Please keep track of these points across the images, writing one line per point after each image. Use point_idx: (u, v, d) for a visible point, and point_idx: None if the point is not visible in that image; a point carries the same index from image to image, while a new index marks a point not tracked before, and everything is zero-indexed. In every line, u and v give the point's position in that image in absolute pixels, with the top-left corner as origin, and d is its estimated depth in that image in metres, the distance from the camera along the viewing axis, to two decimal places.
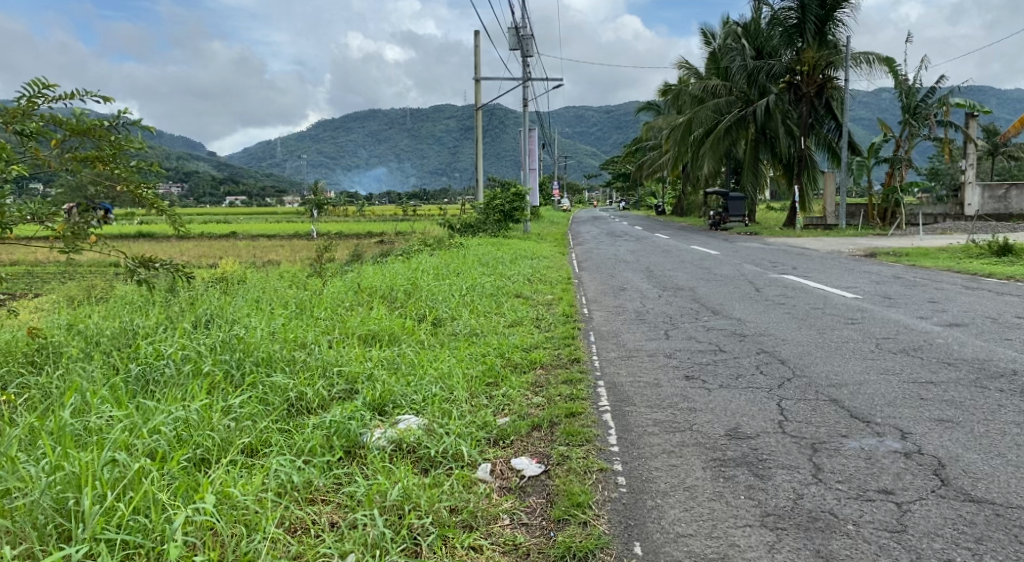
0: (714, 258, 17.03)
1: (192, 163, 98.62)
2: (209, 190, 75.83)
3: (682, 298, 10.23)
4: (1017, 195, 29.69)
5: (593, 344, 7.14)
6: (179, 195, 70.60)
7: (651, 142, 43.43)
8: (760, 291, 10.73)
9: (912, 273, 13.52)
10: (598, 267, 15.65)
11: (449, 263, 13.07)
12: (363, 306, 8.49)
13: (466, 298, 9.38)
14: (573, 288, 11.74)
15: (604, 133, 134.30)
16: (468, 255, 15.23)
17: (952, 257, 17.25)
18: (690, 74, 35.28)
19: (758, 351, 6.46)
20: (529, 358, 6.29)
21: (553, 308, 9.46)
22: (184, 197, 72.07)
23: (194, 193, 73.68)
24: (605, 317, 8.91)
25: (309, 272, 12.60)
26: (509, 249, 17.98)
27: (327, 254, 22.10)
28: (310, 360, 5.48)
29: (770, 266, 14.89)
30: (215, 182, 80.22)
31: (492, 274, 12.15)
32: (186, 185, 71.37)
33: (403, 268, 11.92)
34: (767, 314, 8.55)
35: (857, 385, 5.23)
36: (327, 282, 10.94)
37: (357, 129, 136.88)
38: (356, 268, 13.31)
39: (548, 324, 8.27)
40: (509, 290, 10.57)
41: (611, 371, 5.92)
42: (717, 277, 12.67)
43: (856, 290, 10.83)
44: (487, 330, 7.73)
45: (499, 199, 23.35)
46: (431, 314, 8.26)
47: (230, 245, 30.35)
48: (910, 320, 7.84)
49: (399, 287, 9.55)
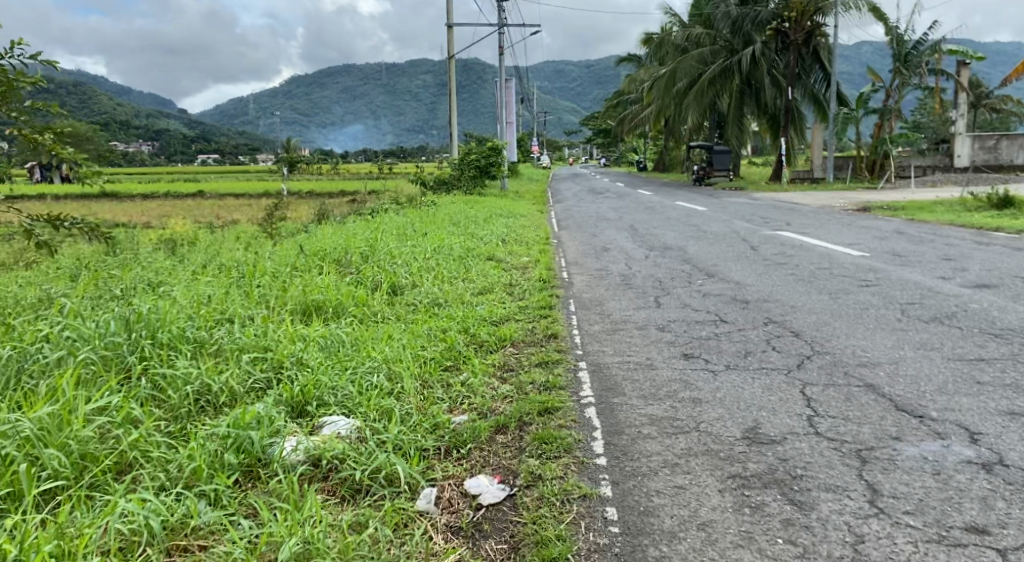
0: (701, 214, 16.11)
1: (165, 121, 96.16)
2: (183, 149, 73.85)
3: (671, 259, 9.27)
4: (1006, 146, 28.99)
5: (574, 315, 6.20)
6: (149, 154, 68.59)
7: (632, 96, 42.20)
8: (755, 250, 9.79)
9: (915, 228, 12.62)
10: (580, 225, 14.68)
11: (420, 223, 12.02)
12: (312, 272, 7.50)
13: (432, 261, 8.40)
14: (552, 249, 10.77)
15: (584, 90, 132.32)
16: (440, 214, 14.13)
17: (949, 210, 16.40)
18: (673, 23, 33.98)
19: (767, 322, 5.54)
20: (498, 333, 5.35)
21: (528, 272, 8.48)
22: (155, 155, 70.15)
23: (167, 152, 71.71)
24: (587, 282, 7.93)
25: (265, 233, 11.53)
26: (485, 207, 16.89)
27: (294, 215, 20.88)
28: (228, 339, 4.56)
29: (762, 222, 13.96)
30: (186, 140, 78.16)
31: (464, 235, 11.12)
32: (158, 143, 69.43)
33: (364, 228, 10.90)
34: (768, 276, 7.61)
35: (894, 364, 4.32)
36: (282, 244, 9.92)
37: (333, 86, 134.04)
38: (316, 230, 12.23)
39: (523, 291, 7.30)
40: (481, 252, 9.60)
41: (595, 351, 4.97)
42: (707, 235, 11.71)
43: (860, 247, 9.93)
44: (454, 299, 6.79)
45: (475, 154, 22.17)
46: (391, 280, 7.30)
47: (196, 204, 29.03)
48: (931, 281, 6.94)
49: (355, 250, 8.55)
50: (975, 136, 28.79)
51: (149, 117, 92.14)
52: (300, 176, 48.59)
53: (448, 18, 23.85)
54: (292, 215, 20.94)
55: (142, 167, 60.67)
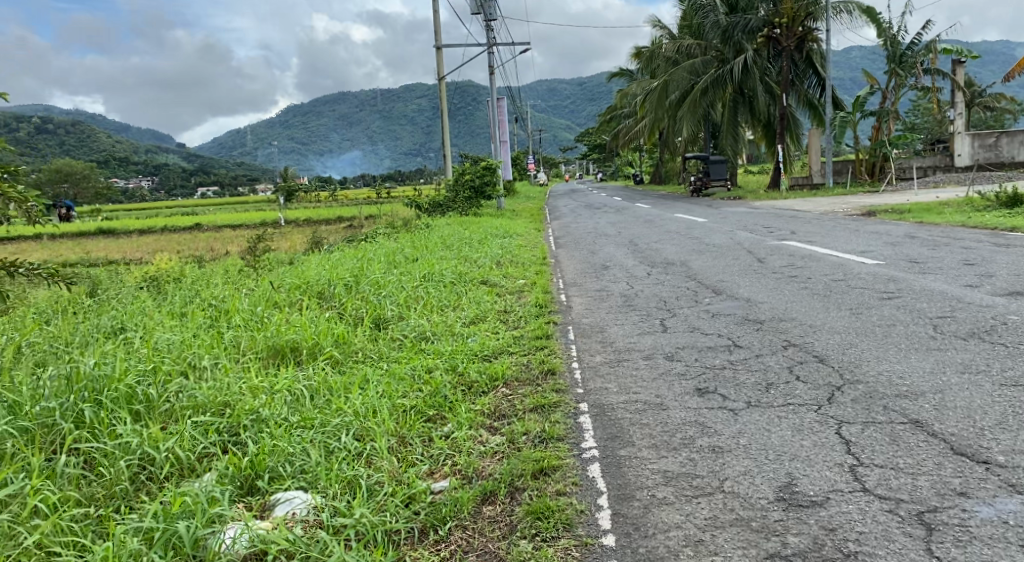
0: (703, 225, 15.60)
1: (161, 155, 96.35)
2: (180, 183, 73.61)
3: (674, 276, 8.75)
4: (1007, 143, 28.30)
5: (573, 345, 5.66)
6: (148, 190, 68.56)
7: (625, 109, 41.88)
8: (762, 262, 9.27)
9: (927, 231, 12.11)
10: (578, 242, 14.18)
11: (411, 247, 11.51)
12: (291, 308, 6.97)
13: (420, 289, 7.87)
14: (549, 270, 10.27)
15: (577, 106, 132.33)
16: (433, 237, 13.63)
17: (958, 211, 15.89)
18: (663, 33, 33.69)
19: (786, 346, 5.01)
20: (489, 371, 4.80)
21: (523, 297, 7.94)
22: (155, 191, 70.06)
23: (165, 185, 71.70)
24: (586, 305, 7.39)
25: (250, 263, 11.05)
26: (480, 227, 16.42)
27: (287, 244, 20.41)
28: (182, 391, 4.05)
29: (766, 231, 13.44)
30: (181, 173, 78.14)
31: (457, 259, 10.61)
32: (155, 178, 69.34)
33: (352, 256, 10.39)
34: (778, 292, 7.09)
35: (939, 394, 3.77)
36: (267, 276, 9.46)
37: (327, 113, 134.21)
38: (305, 259, 11.75)
39: (518, 318, 6.75)
40: (473, 276, 9.07)
41: (597, 389, 4.40)
42: (711, 248, 11.20)
43: (872, 254, 9.42)
44: (443, 332, 6.24)
45: (469, 173, 21.65)
46: (375, 313, 6.77)
47: (190, 236, 28.61)
48: (956, 290, 6.42)
49: (340, 280, 8.02)
50: (975, 134, 28.40)
51: (146, 153, 92.26)
52: (296, 204, 48.24)
53: (436, 38, 23.52)
54: (286, 244, 20.48)
55: (139, 202, 60.60)
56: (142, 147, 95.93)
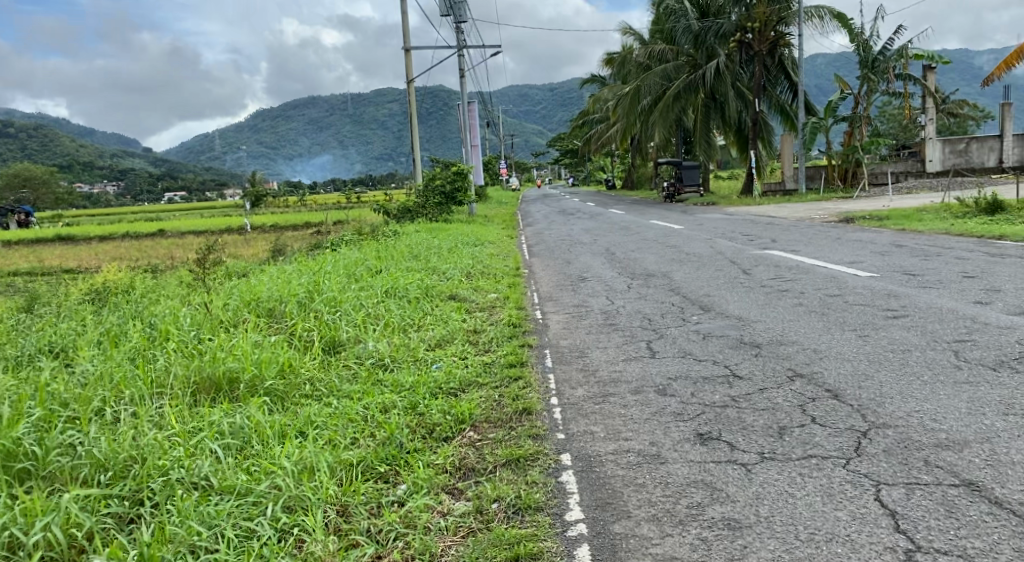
0: (680, 233, 15.09)
1: (126, 159, 94.44)
2: (147, 188, 71.88)
3: (656, 289, 8.15)
4: (977, 148, 28.60)
5: (551, 373, 5.02)
6: (113, 196, 66.90)
7: (597, 114, 41.44)
8: (749, 274, 8.71)
9: (913, 239, 11.68)
10: (551, 251, 13.58)
11: (374, 257, 10.83)
12: (235, 331, 6.32)
13: (381, 306, 7.22)
14: (523, 281, 9.66)
15: (549, 111, 132.05)
16: (398, 246, 12.93)
17: (939, 218, 15.56)
18: (634, 37, 33.30)
19: (793, 378, 4.39)
20: (455, 410, 4.16)
21: (495, 314, 7.29)
22: (119, 196, 68.35)
23: (131, 191, 70.09)
24: (564, 324, 6.75)
25: (200, 273, 10.32)
26: (450, 235, 15.75)
27: (250, 253, 19.62)
28: (77, 443, 3.40)
29: (745, 239, 12.95)
30: (148, 178, 76.48)
31: (423, 270, 9.95)
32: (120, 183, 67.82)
33: (308, 268, 9.70)
34: (772, 309, 6.51)
35: (988, 444, 3.18)
36: (217, 290, 8.77)
37: (296, 117, 132.54)
38: (261, 271, 11.04)
39: (488, 340, 6.11)
40: (441, 290, 8.43)
41: (582, 433, 3.76)
42: (691, 258, 10.65)
43: (864, 265, 8.92)
44: (404, 358, 5.61)
45: (439, 179, 20.92)
46: (328, 336, 6.12)
47: (150, 243, 27.57)
48: (966, 308, 5.89)
49: (292, 297, 7.35)
50: (945, 140, 28.23)
51: (110, 157, 90.20)
52: (263, 210, 47.24)
53: (403, 40, 22.88)
54: (249, 253, 19.69)
55: (102, 207, 59.10)
56: (106, 151, 94.08)
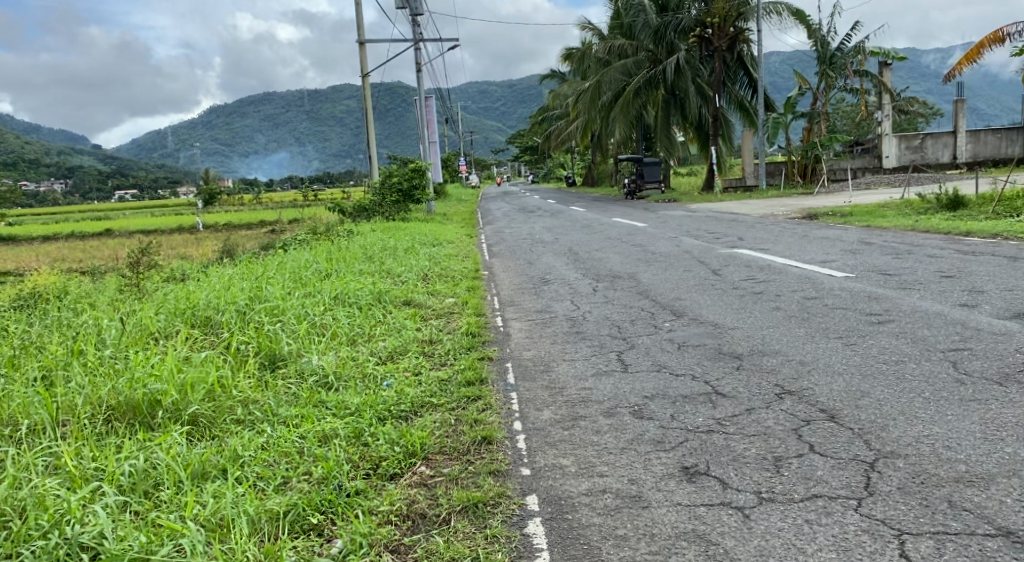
0: (644, 231, 14.74)
1: (74, 157, 91.80)
2: (97, 186, 69.92)
3: (624, 292, 7.72)
4: (932, 144, 28.85)
5: (513, 391, 4.53)
6: (62, 194, 64.92)
7: (557, 111, 41.07)
8: (719, 274, 8.33)
9: (881, 237, 11.42)
10: (513, 251, 13.10)
11: (323, 260, 10.22)
12: (162, 346, 5.79)
13: (328, 314, 6.70)
14: (483, 284, 9.18)
15: (509, 107, 131.58)
16: (352, 246, 12.34)
17: (901, 214, 15.39)
18: (594, 33, 32.97)
19: (782, 397, 3.96)
20: (404, 437, 3.70)
21: (452, 322, 6.80)
22: (68, 195, 66.33)
23: (80, 189, 68.26)
24: (527, 332, 6.26)
25: (135, 279, 9.63)
26: (406, 234, 15.18)
27: (199, 254, 18.82)
28: None
29: (711, 237, 12.62)
30: (99, 176, 74.50)
31: (377, 274, 9.39)
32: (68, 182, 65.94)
33: (252, 272, 9.11)
34: (748, 314, 6.11)
35: (1017, 479, 2.78)
36: (151, 298, 8.16)
37: (252, 114, 130.24)
38: (202, 276, 10.38)
39: (443, 352, 5.62)
40: (395, 295, 7.91)
41: (551, 468, 3.28)
42: (657, 257, 10.25)
43: (836, 264, 8.59)
44: (349, 376, 5.14)
45: (396, 176, 20.27)
46: (267, 348, 5.64)
47: (95, 244, 26.50)
48: (953, 311, 5.53)
49: (230, 305, 6.81)
50: (900, 136, 28.39)
51: (59, 155, 87.65)
52: (216, 208, 46.04)
53: (358, 33, 22.21)
54: (197, 254, 18.90)
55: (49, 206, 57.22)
56: (54, 149, 91.44)
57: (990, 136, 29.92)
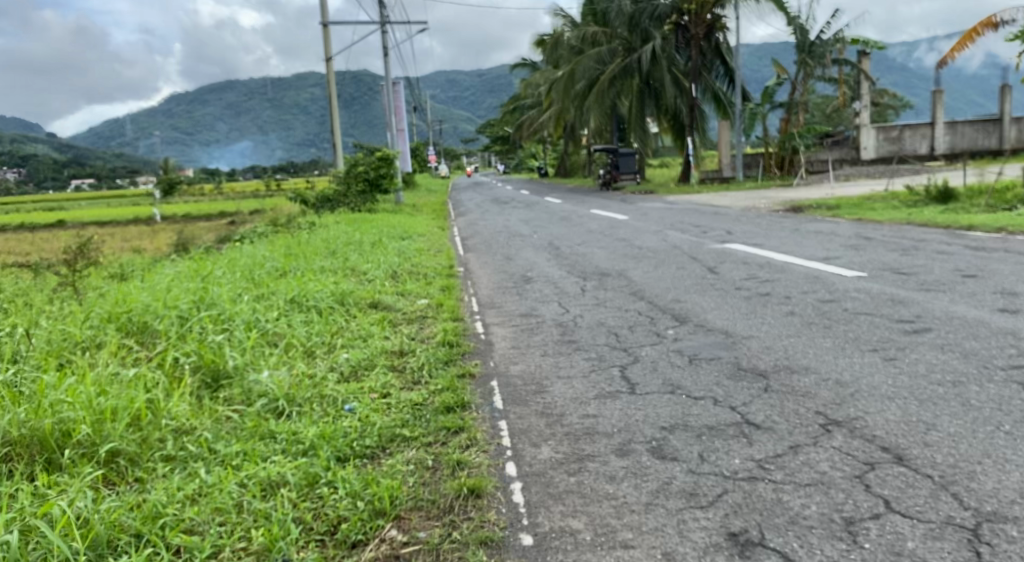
0: (624, 224, 14.06)
1: (33, 146, 89.17)
2: (57, 175, 67.89)
3: (615, 293, 7.03)
4: (910, 136, 28.53)
5: (501, 420, 3.82)
6: (20, 183, 63.01)
7: (530, 102, 40.27)
8: (716, 272, 7.66)
9: (877, 230, 10.85)
10: (489, 245, 12.35)
11: (281, 256, 9.38)
12: (84, 361, 5.01)
13: (283, 320, 5.96)
14: (460, 283, 8.44)
15: (479, 98, 130.23)
16: (316, 240, 11.50)
17: (889, 207, 14.86)
18: (568, 21, 32.22)
19: (830, 430, 3.30)
20: (369, 487, 3.12)
21: (426, 329, 6.10)
22: (28, 184, 64.55)
23: (40, 179, 66.29)
24: (512, 341, 5.55)
25: (69, 275, 8.72)
26: (374, 226, 14.34)
27: (153, 247, 17.85)
28: None
29: (697, 231, 11.97)
30: (62, 165, 72.47)
31: (341, 272, 8.58)
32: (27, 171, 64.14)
33: (199, 270, 8.25)
34: (759, 320, 5.42)
35: None
36: (85, 300, 7.31)
37: (218, 103, 127.65)
38: (148, 273, 9.50)
39: (415, 367, 4.94)
40: (360, 297, 7.15)
41: (559, 533, 2.66)
42: (645, 253, 9.57)
43: (839, 261, 7.95)
44: (306, 396, 4.45)
45: (363, 165, 19.38)
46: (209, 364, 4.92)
47: (48, 235, 25.24)
48: (994, 318, 4.90)
49: (171, 310, 6.00)
50: (878, 128, 28.05)
51: (17, 143, 85.09)
52: (180, 199, 44.68)
53: (323, 16, 21.31)
54: (152, 247, 17.89)
55: (5, 196, 55.27)
56: (11, 138, 88.85)
57: (966, 128, 29.70)
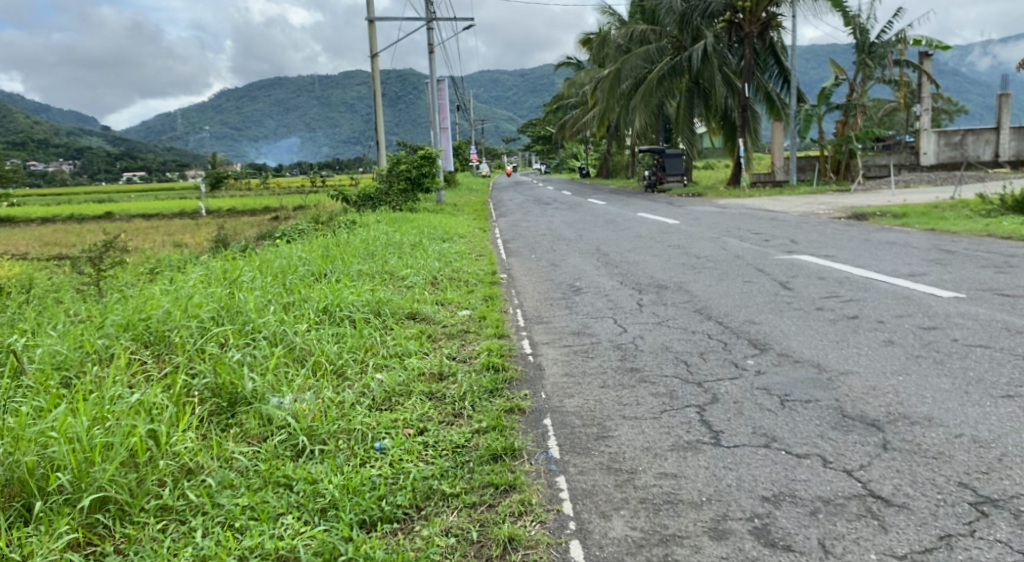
0: (676, 229, 13.32)
1: (83, 138, 90.96)
2: (108, 168, 69.21)
3: (676, 309, 6.35)
4: (973, 141, 27.23)
5: (560, 476, 3.17)
6: (71, 175, 64.31)
7: (572, 100, 39.56)
8: (790, 289, 6.92)
9: (956, 243, 9.95)
10: (532, 249, 11.75)
11: (316, 257, 8.84)
12: (88, 381, 4.48)
13: (312, 333, 5.36)
14: (504, 292, 7.80)
15: (520, 98, 129.57)
16: (353, 241, 10.97)
17: (962, 216, 13.83)
18: (614, 18, 31.44)
19: (989, 515, 2.62)
20: None
21: (468, 347, 5.45)
22: (79, 175, 66.10)
23: (90, 171, 67.57)
24: (564, 366, 4.88)
25: (94, 273, 8.28)
26: (414, 227, 13.80)
27: (195, 242, 17.53)
28: None
29: (757, 239, 11.18)
30: (112, 158, 73.84)
31: (377, 277, 7.99)
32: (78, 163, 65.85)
33: (229, 273, 7.72)
34: (855, 351, 4.69)
35: None
36: (105, 301, 6.82)
37: (263, 98, 128.91)
38: (177, 273, 9.04)
39: (456, 397, 4.29)
40: (397, 306, 6.53)
41: None
42: (704, 264, 8.85)
43: (928, 279, 7.12)
44: (330, 429, 3.83)
45: (404, 163, 18.85)
46: (223, 387, 4.32)
47: (91, 228, 25.28)
48: None
49: (191, 321, 5.46)
50: (939, 131, 26.76)
51: (69, 136, 87.13)
52: (223, 192, 44.81)
53: (368, 11, 20.85)
54: (192, 243, 17.57)
55: (58, 187, 56.42)
56: (62, 129, 90.57)
57: None
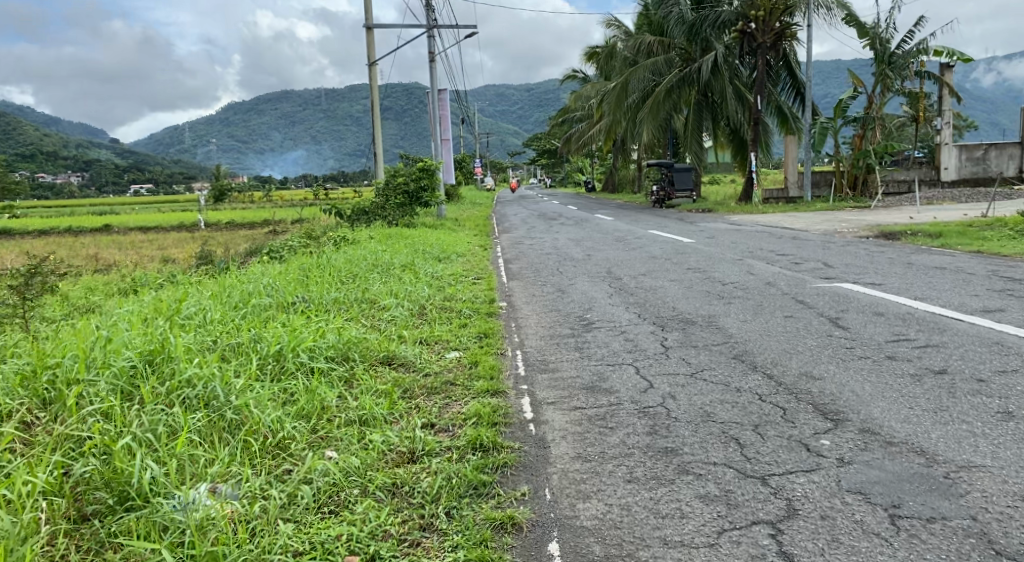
0: (693, 248, 12.15)
1: (90, 151, 90.54)
2: (115, 180, 68.50)
3: (711, 356, 5.16)
4: (996, 155, 25.71)
5: None
6: (78, 188, 63.51)
7: (578, 113, 38.54)
8: (846, 328, 5.72)
9: (1016, 269, 8.75)
10: (537, 270, 10.58)
11: (288, 282, 7.63)
12: None
13: (254, 389, 4.15)
14: (503, 327, 6.58)
15: (524, 113, 128.85)
16: (336, 261, 9.75)
17: (1004, 236, 12.69)
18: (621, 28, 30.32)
19: None
20: None
21: (452, 409, 4.24)
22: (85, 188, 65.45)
23: (97, 183, 66.82)
24: (577, 442, 3.68)
25: (24, 300, 7.08)
26: (409, 244, 12.59)
27: (183, 258, 16.40)
28: None
29: (786, 262, 9.97)
30: (120, 171, 73.08)
31: (355, 310, 6.77)
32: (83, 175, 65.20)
33: (179, 301, 6.49)
34: (966, 430, 3.48)
35: None
36: (18, 338, 5.61)
37: (269, 111, 128.61)
38: (126, 300, 7.84)
39: (427, 496, 3.12)
40: (370, 352, 5.27)
41: None
42: (733, 292, 7.67)
43: (1010, 317, 5.90)
44: (237, 559, 2.72)
45: (402, 175, 17.68)
46: (113, 477, 3.13)
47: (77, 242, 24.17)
48: None
49: (103, 374, 4.22)
50: (961, 145, 25.48)
51: (77, 149, 86.83)
52: (224, 205, 43.86)
53: (365, 18, 19.78)
54: (177, 258, 16.41)
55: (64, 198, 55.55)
56: (70, 141, 90.07)
57: None
